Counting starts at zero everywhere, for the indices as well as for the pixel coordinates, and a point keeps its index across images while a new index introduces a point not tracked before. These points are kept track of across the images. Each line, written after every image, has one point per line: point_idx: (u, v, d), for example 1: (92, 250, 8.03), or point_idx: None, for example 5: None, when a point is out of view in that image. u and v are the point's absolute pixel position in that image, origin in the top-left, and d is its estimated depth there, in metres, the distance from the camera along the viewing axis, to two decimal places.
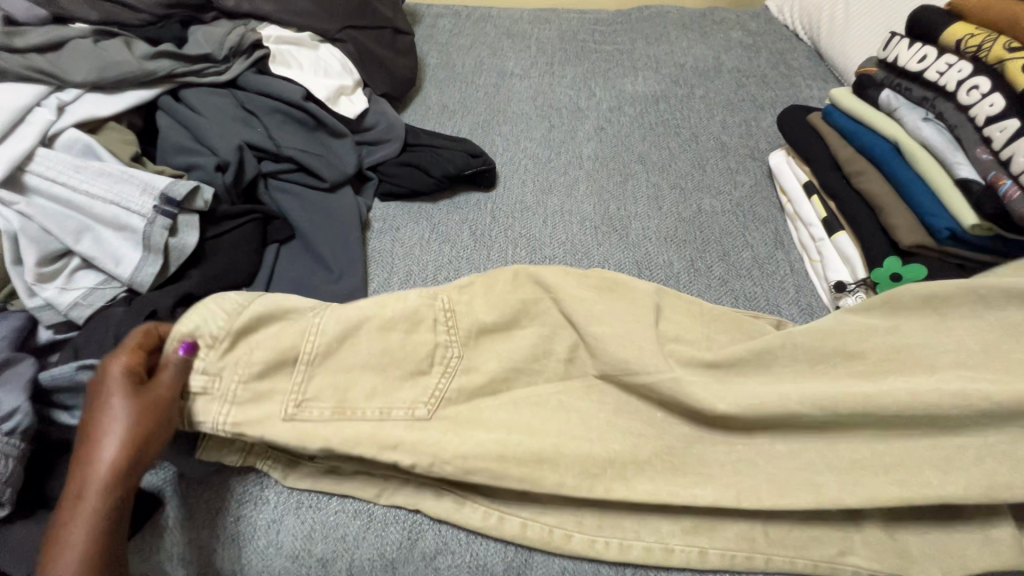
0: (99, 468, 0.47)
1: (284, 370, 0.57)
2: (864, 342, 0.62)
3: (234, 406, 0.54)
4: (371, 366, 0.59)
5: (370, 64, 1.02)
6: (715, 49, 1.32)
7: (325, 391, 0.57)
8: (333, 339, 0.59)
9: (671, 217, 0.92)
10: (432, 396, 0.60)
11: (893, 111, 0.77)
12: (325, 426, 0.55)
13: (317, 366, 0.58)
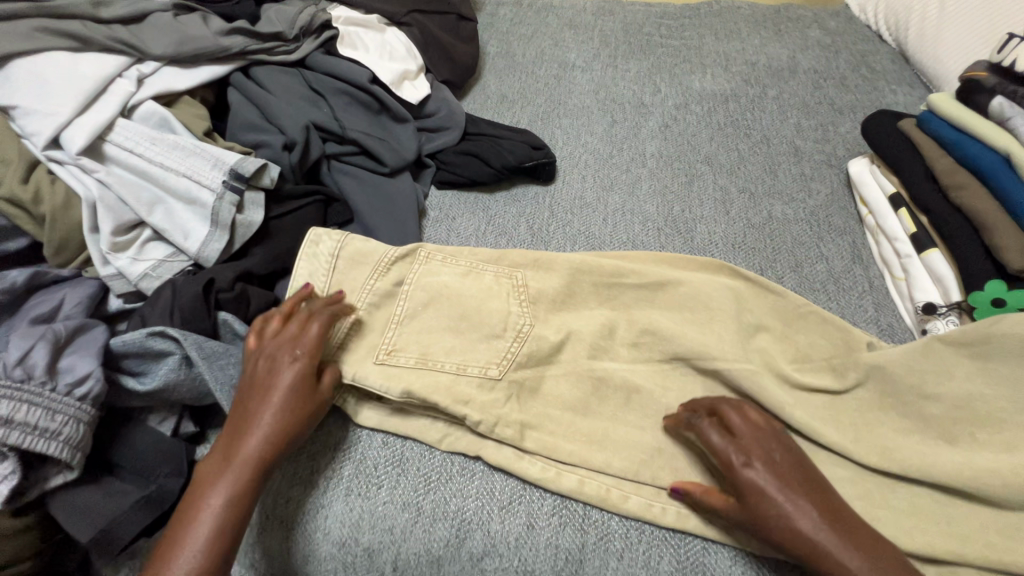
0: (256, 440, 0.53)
1: (381, 329, 0.65)
2: (942, 385, 0.60)
3: (339, 346, 0.63)
4: (451, 329, 0.65)
5: (433, 49, 1.02)
6: (790, 47, 1.24)
7: (411, 345, 0.64)
8: (419, 303, 0.66)
9: (740, 224, 0.87)
10: (504, 356, 0.64)
11: (1006, 121, 0.69)
12: (407, 373, 0.62)
13: (407, 325, 0.65)
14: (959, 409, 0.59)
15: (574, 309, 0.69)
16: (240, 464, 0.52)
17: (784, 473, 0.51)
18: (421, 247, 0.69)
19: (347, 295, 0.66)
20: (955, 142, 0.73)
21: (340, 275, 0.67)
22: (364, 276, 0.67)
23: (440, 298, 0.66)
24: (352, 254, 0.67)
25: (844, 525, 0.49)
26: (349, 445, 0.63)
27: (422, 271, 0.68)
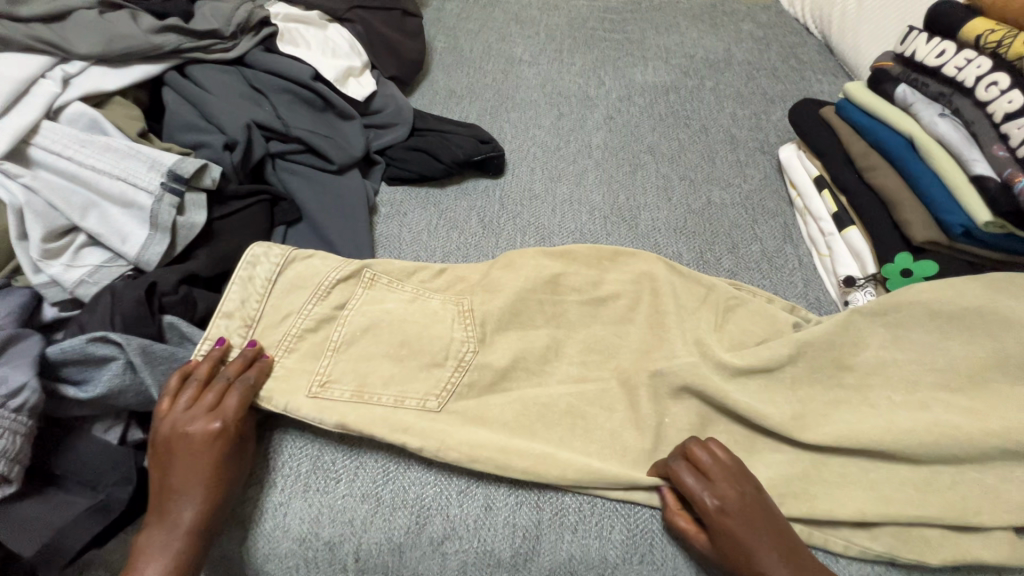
0: (179, 526, 0.52)
1: (315, 358, 0.65)
2: (857, 354, 0.65)
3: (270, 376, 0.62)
4: (391, 355, 0.66)
5: (378, 45, 1.02)
6: (726, 40, 1.30)
7: (346, 374, 0.64)
8: (357, 329, 0.67)
9: (681, 209, 0.91)
10: (444, 387, 0.66)
11: (908, 106, 0.75)
12: (342, 406, 0.62)
13: (344, 354, 0.65)
14: (870, 375, 0.65)
15: (522, 303, 0.72)
16: (167, 551, 0.51)
17: (749, 510, 0.54)
18: (368, 268, 0.71)
19: (280, 321, 0.66)
20: (866, 127, 0.79)
21: (276, 301, 0.67)
22: (302, 302, 0.67)
23: (378, 323, 0.68)
24: (291, 280, 0.68)
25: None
26: (303, 443, 0.64)
27: (364, 299, 0.69)
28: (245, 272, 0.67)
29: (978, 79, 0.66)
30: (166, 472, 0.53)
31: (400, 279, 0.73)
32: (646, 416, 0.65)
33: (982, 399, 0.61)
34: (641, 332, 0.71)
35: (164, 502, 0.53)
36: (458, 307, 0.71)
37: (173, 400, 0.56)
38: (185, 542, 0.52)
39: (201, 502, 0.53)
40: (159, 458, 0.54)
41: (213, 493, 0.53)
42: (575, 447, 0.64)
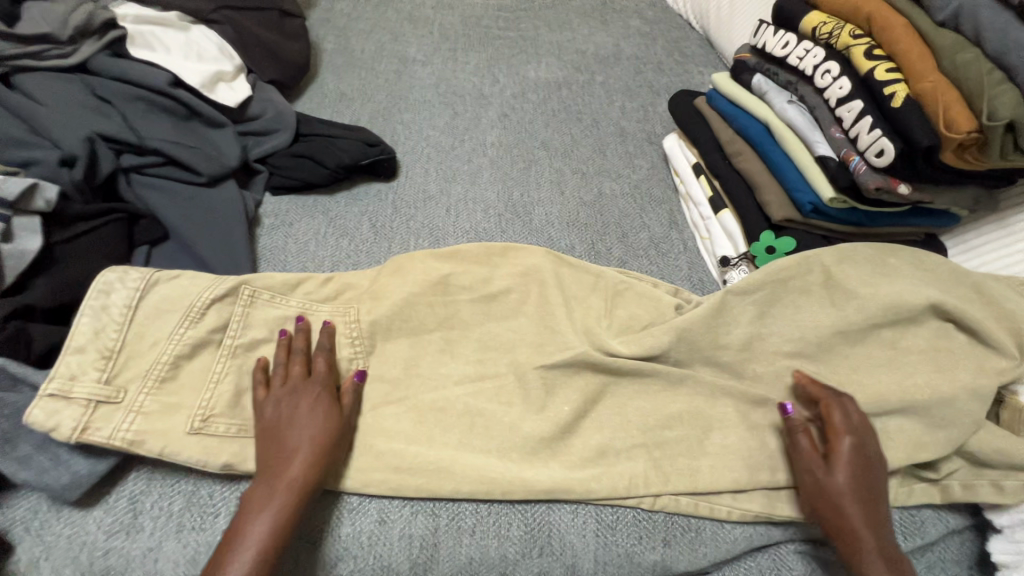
0: (290, 478, 0.54)
1: (197, 391, 0.60)
2: (732, 331, 0.69)
3: (140, 415, 0.57)
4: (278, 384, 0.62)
5: (252, 47, 0.96)
6: (615, 36, 1.34)
7: (232, 407, 0.60)
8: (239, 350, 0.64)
9: (574, 202, 0.93)
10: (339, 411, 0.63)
11: (763, 95, 0.80)
12: (231, 443, 0.59)
13: (226, 385, 0.61)
14: (743, 350, 0.69)
15: (411, 308, 0.71)
16: (265, 506, 0.53)
17: (862, 449, 0.58)
18: (245, 285, 0.66)
19: (149, 350, 0.61)
20: (732, 115, 0.85)
21: (137, 330, 0.61)
22: (172, 327, 0.62)
23: (263, 342, 0.65)
24: (156, 305, 0.63)
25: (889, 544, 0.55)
26: (175, 480, 0.59)
27: (246, 318, 0.65)
28: (98, 300, 0.60)
29: (816, 67, 0.71)
30: (265, 442, 0.57)
31: (283, 293, 0.69)
32: (540, 409, 0.66)
33: (834, 364, 0.68)
34: (533, 327, 0.72)
35: (282, 455, 0.56)
36: (344, 318, 0.70)
37: (329, 371, 0.63)
38: (287, 494, 0.54)
39: (332, 440, 0.58)
40: (268, 428, 0.58)
41: (335, 432, 0.59)
42: (472, 447, 0.63)
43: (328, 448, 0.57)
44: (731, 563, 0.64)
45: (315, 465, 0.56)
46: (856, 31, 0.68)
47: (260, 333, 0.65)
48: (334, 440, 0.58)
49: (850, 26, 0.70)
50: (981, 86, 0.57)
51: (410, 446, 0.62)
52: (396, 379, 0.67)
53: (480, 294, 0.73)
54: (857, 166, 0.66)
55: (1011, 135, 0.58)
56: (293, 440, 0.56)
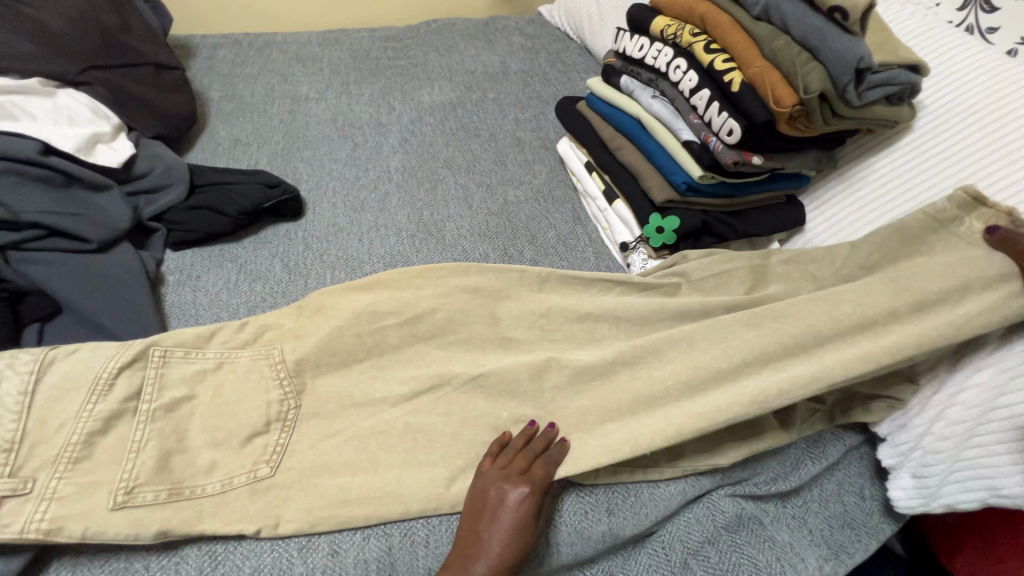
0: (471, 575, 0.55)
1: (116, 463, 0.57)
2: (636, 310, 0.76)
3: (54, 501, 0.54)
4: (208, 443, 0.62)
5: (128, 104, 0.95)
6: (500, 54, 1.42)
7: (158, 473, 0.58)
8: (158, 414, 0.61)
9: (482, 213, 0.98)
10: (272, 452, 0.63)
11: (631, 93, 0.89)
12: (160, 511, 0.56)
13: (149, 451, 0.59)
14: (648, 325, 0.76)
15: (336, 339, 0.72)
16: None
17: None
18: (155, 347, 0.65)
19: (55, 432, 0.57)
20: (608, 114, 0.93)
21: (39, 415, 0.58)
22: (78, 402, 0.59)
23: (185, 398, 0.64)
24: (57, 383, 0.60)
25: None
26: (103, 560, 0.56)
27: (164, 378, 0.64)
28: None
29: (668, 64, 0.80)
30: (472, 507, 0.60)
31: (198, 347, 0.68)
32: (479, 414, 0.68)
33: None
34: (459, 339, 0.75)
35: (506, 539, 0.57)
36: (268, 362, 0.69)
37: (539, 454, 0.64)
38: None
39: (535, 492, 0.60)
40: (483, 508, 0.59)
41: (535, 484, 0.61)
42: (417, 463, 0.65)
43: (533, 502, 0.60)
44: (674, 518, 0.69)
45: (530, 520, 0.59)
46: (694, 31, 0.78)
47: (178, 390, 0.64)
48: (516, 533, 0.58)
49: (689, 27, 0.79)
50: (795, 66, 0.67)
51: (355, 475, 0.63)
52: (332, 413, 0.68)
53: (405, 317, 0.75)
54: (716, 145, 0.74)
55: (827, 103, 0.70)
56: (500, 502, 0.59)
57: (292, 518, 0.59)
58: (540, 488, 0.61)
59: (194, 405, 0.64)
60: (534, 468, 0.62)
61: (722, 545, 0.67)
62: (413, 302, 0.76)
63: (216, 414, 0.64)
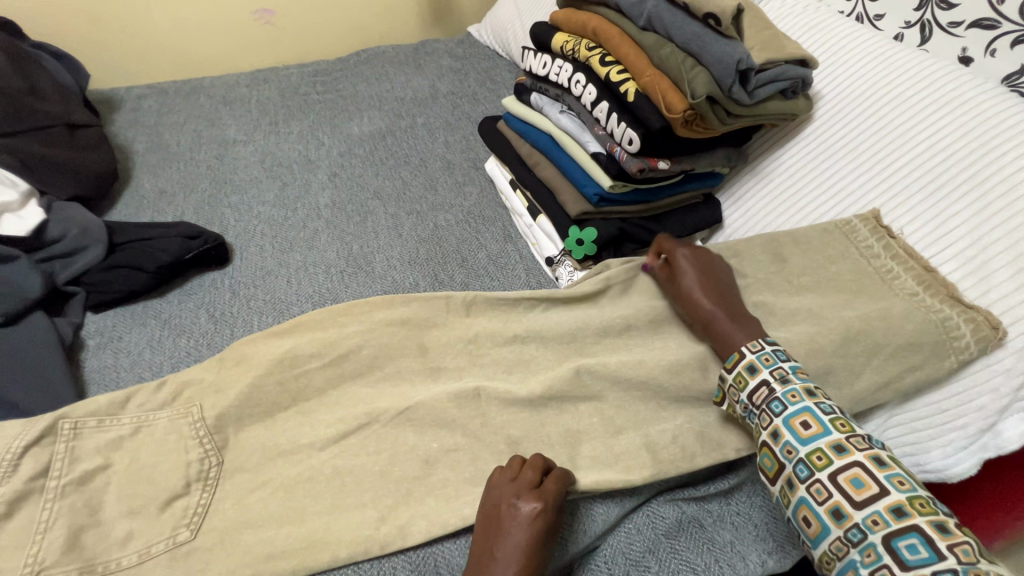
0: None
1: (20, 548, 0.55)
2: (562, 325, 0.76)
3: None
4: (123, 513, 0.60)
5: (39, 168, 0.93)
6: (430, 77, 1.43)
7: (66, 553, 0.56)
8: (68, 490, 0.60)
9: (412, 241, 0.98)
10: (192, 514, 0.61)
11: (542, 109, 0.90)
12: None
13: (58, 530, 0.57)
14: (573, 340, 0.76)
15: (257, 388, 0.70)
16: None
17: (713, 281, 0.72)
18: (63, 419, 0.63)
19: None
20: (524, 132, 0.94)
21: None
22: None
23: (98, 469, 0.62)
24: None
25: (733, 305, 0.70)
26: None
27: (73, 451, 0.62)
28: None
29: (569, 79, 0.81)
30: (484, 523, 0.59)
31: (112, 413, 0.66)
32: (408, 449, 0.67)
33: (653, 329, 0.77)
34: (387, 373, 0.74)
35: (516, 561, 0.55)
36: (187, 420, 0.67)
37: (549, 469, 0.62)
38: None
39: (548, 510, 0.58)
40: (494, 526, 0.58)
41: (547, 501, 0.58)
42: (346, 506, 0.63)
43: (545, 521, 0.58)
44: (616, 530, 0.69)
45: (542, 535, 0.57)
46: (589, 45, 0.80)
47: (91, 461, 0.62)
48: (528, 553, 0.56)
49: (585, 42, 0.81)
50: (680, 73, 0.68)
51: (281, 528, 0.61)
52: (257, 466, 0.66)
53: (329, 357, 0.73)
54: (620, 155, 0.75)
55: (718, 105, 0.71)
56: (512, 519, 0.58)
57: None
58: (551, 503, 0.59)
59: (108, 475, 0.62)
60: (546, 483, 0.60)
61: (662, 554, 0.66)
62: (337, 340, 0.75)
63: (132, 483, 0.62)
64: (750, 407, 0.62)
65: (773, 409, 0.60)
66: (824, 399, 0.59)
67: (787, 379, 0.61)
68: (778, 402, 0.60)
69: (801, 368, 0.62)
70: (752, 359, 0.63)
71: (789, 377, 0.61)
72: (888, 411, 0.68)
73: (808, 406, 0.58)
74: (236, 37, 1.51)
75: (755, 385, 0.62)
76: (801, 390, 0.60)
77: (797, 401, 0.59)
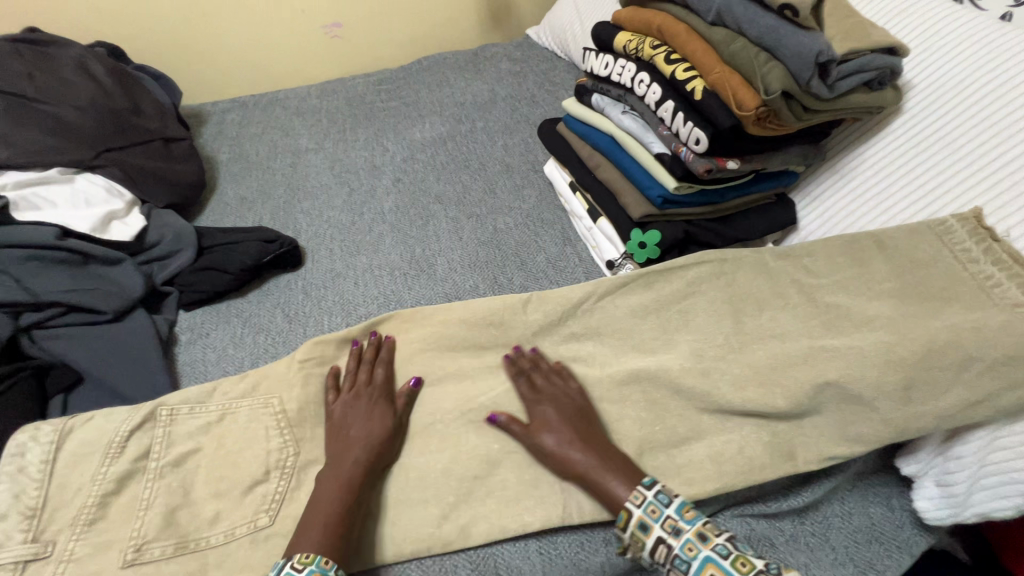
0: (320, 484, 0.62)
1: (126, 522, 0.61)
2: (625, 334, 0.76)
3: (72, 562, 0.58)
4: (212, 496, 0.65)
5: (141, 178, 1.02)
6: (490, 81, 1.45)
7: (164, 529, 0.61)
8: (165, 473, 0.65)
9: (472, 244, 0.99)
10: (271, 501, 0.65)
11: (603, 110, 0.89)
12: (167, 565, 0.59)
13: (157, 508, 0.62)
14: (636, 346, 0.75)
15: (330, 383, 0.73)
16: (338, 482, 0.62)
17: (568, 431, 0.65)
18: (161, 407, 0.69)
19: (73, 496, 0.62)
20: (584, 134, 0.93)
21: (59, 480, 0.63)
22: (92, 466, 0.64)
23: (189, 453, 0.67)
24: (74, 450, 0.65)
25: (605, 451, 0.64)
26: None
27: (168, 438, 0.67)
28: (12, 465, 0.62)
29: (633, 79, 0.80)
30: (334, 428, 0.69)
31: (201, 402, 0.72)
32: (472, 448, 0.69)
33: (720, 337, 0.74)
34: (449, 373, 0.75)
35: (352, 448, 0.65)
36: (267, 411, 0.71)
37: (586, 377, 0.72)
38: (316, 495, 0.61)
39: (384, 400, 0.70)
40: (337, 424, 0.69)
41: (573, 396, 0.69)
42: (410, 501, 0.65)
43: (387, 403, 0.70)
44: None
45: (374, 445, 0.65)
46: (654, 43, 0.78)
47: (184, 445, 0.68)
48: (369, 445, 0.65)
49: (649, 40, 0.79)
50: (753, 67, 0.65)
51: None
52: None
53: (395, 357, 0.76)
54: (686, 155, 0.73)
55: (794, 100, 0.67)
56: (366, 409, 0.69)
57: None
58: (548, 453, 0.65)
59: (198, 459, 0.67)
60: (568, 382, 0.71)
61: None
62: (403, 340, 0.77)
63: (219, 467, 0.67)
64: (656, 563, 0.57)
65: (678, 567, 0.55)
66: (718, 537, 0.55)
67: (680, 530, 0.56)
68: (681, 561, 0.55)
69: (688, 506, 0.58)
70: (641, 515, 0.58)
71: (681, 526, 0.56)
72: (992, 430, 0.61)
73: (709, 555, 0.54)
74: (308, 51, 1.59)
75: (652, 543, 0.57)
76: (695, 537, 0.55)
77: (685, 540, 0.55)
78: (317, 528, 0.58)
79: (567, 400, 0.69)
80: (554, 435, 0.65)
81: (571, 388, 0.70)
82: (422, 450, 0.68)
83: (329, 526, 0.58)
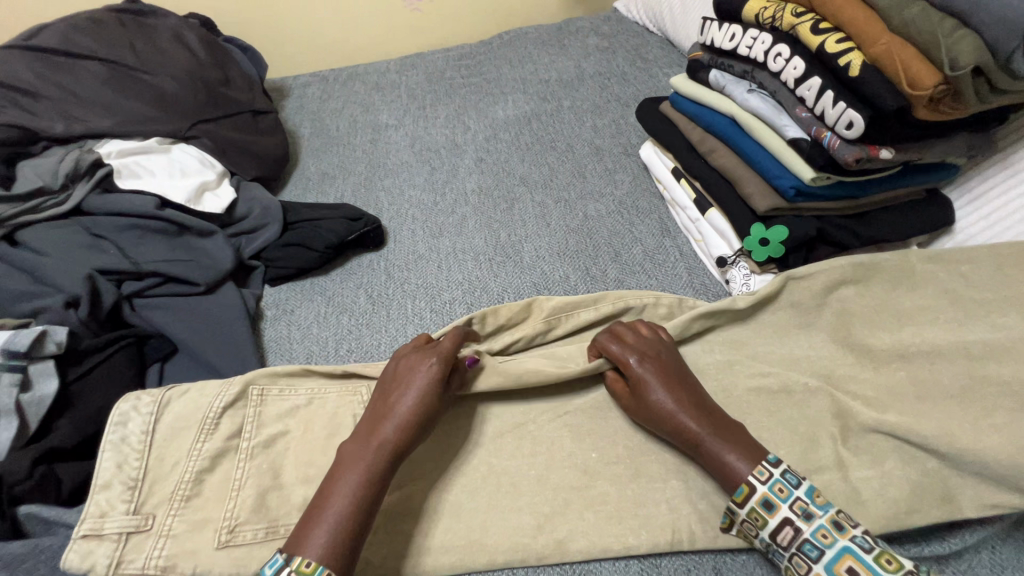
0: (348, 457, 0.55)
1: (221, 502, 0.60)
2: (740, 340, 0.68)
3: (169, 538, 0.58)
4: (301, 481, 0.63)
5: (231, 151, 1.02)
6: (576, 57, 1.36)
7: (257, 513, 0.60)
8: (257, 454, 0.64)
9: (561, 231, 0.93)
10: None
11: (723, 88, 0.79)
12: (259, 549, 0.58)
13: (249, 490, 0.61)
14: (753, 355, 0.67)
15: None
16: (353, 468, 0.54)
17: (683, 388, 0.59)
18: (252, 385, 0.68)
19: (170, 471, 0.62)
20: (697, 115, 0.84)
21: (158, 453, 0.63)
22: (189, 441, 0.63)
23: (280, 434, 0.66)
24: (172, 423, 0.65)
25: (719, 418, 0.57)
26: None
27: (258, 420, 0.66)
28: (116, 434, 0.62)
29: (767, 52, 0.70)
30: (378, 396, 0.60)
31: (290, 383, 0.70)
32: (568, 454, 0.64)
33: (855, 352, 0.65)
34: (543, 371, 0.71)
35: (388, 424, 0.57)
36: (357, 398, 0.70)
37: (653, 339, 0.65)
38: (341, 474, 0.54)
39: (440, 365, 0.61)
40: (381, 392, 0.60)
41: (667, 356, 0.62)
42: (503, 508, 0.61)
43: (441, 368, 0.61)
44: None
45: (414, 428, 0.57)
46: (797, 10, 0.67)
47: (274, 427, 0.66)
48: (411, 421, 0.57)
49: (790, 7, 0.69)
50: (935, 37, 0.54)
51: (440, 520, 0.60)
52: None
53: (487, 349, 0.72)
54: (832, 142, 0.63)
55: (982, 77, 0.56)
56: (410, 377, 0.60)
57: (377, 563, 0.57)
58: (661, 412, 0.58)
59: (288, 441, 0.66)
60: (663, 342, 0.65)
61: None
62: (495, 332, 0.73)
63: (309, 452, 0.65)
64: (774, 546, 0.52)
65: (806, 553, 0.49)
66: (857, 529, 0.49)
67: (811, 514, 0.50)
68: (810, 546, 0.49)
69: (818, 491, 0.52)
70: (765, 492, 0.52)
71: (811, 510, 0.50)
72: None
73: (847, 545, 0.48)
74: (387, 24, 1.56)
75: (777, 525, 0.51)
76: (831, 525, 0.49)
77: (831, 541, 0.49)
78: (325, 526, 0.50)
79: (677, 363, 0.63)
80: (668, 392, 0.59)
81: (670, 345, 0.64)
82: (514, 452, 0.64)
83: (343, 536, 0.50)
